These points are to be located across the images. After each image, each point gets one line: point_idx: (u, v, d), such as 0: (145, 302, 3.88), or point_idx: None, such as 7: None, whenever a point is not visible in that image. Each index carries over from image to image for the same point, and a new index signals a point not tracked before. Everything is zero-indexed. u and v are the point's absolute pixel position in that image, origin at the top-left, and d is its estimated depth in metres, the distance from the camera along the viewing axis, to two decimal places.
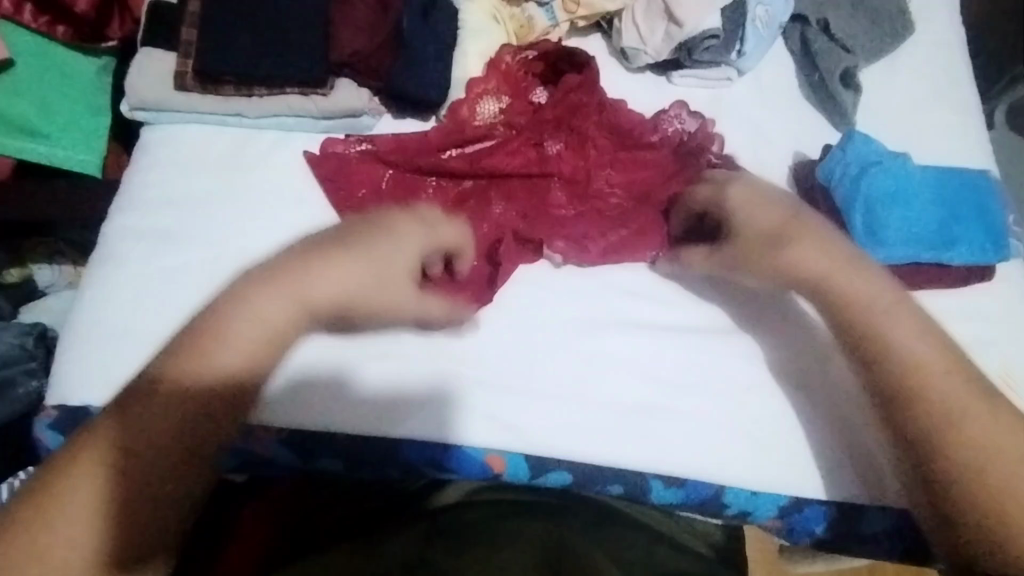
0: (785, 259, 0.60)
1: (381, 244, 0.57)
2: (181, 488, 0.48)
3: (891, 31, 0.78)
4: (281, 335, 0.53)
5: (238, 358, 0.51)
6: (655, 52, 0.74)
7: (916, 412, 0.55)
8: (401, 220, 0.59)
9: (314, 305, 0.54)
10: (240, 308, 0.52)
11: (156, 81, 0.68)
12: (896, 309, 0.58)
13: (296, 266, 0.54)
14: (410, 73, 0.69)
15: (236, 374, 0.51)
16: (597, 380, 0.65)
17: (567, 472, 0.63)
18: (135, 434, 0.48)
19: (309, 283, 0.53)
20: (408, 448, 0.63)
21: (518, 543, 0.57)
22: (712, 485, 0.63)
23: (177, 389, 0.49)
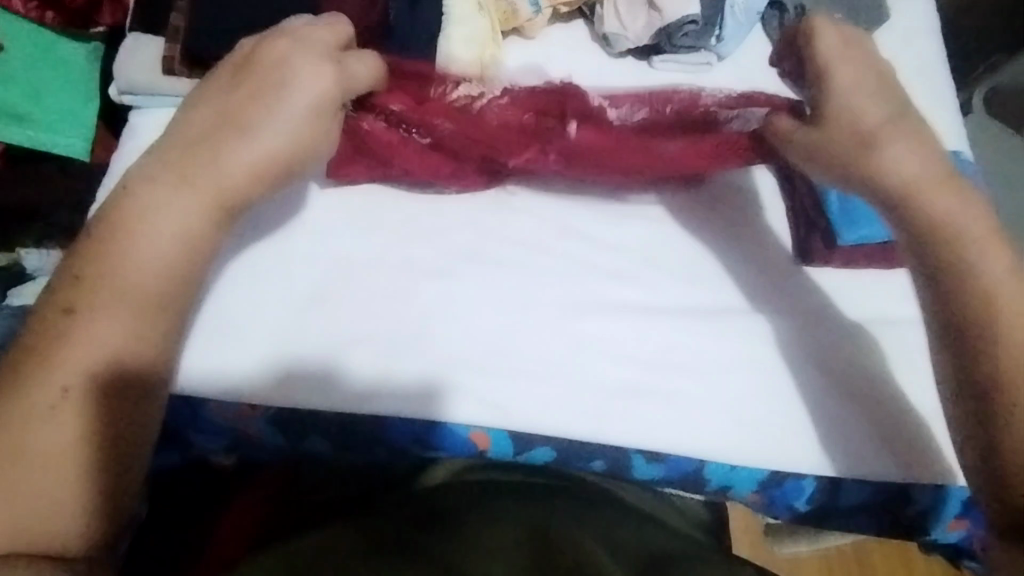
0: (874, 160, 0.59)
1: (269, 114, 0.58)
2: (127, 432, 0.53)
3: (867, 17, 0.80)
4: (195, 235, 0.56)
5: (162, 272, 0.54)
6: (636, 38, 0.76)
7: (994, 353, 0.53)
8: (304, 70, 0.59)
9: (222, 202, 0.56)
10: (155, 210, 0.55)
11: (144, 66, 0.69)
12: (946, 194, 0.59)
13: (196, 160, 0.57)
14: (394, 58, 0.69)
15: (154, 282, 0.54)
16: (579, 358, 0.67)
17: (551, 449, 0.65)
18: (73, 364, 0.52)
19: (210, 177, 0.56)
20: (394, 425, 0.64)
21: (506, 524, 0.55)
22: (693, 461, 0.64)
23: (107, 308, 0.53)
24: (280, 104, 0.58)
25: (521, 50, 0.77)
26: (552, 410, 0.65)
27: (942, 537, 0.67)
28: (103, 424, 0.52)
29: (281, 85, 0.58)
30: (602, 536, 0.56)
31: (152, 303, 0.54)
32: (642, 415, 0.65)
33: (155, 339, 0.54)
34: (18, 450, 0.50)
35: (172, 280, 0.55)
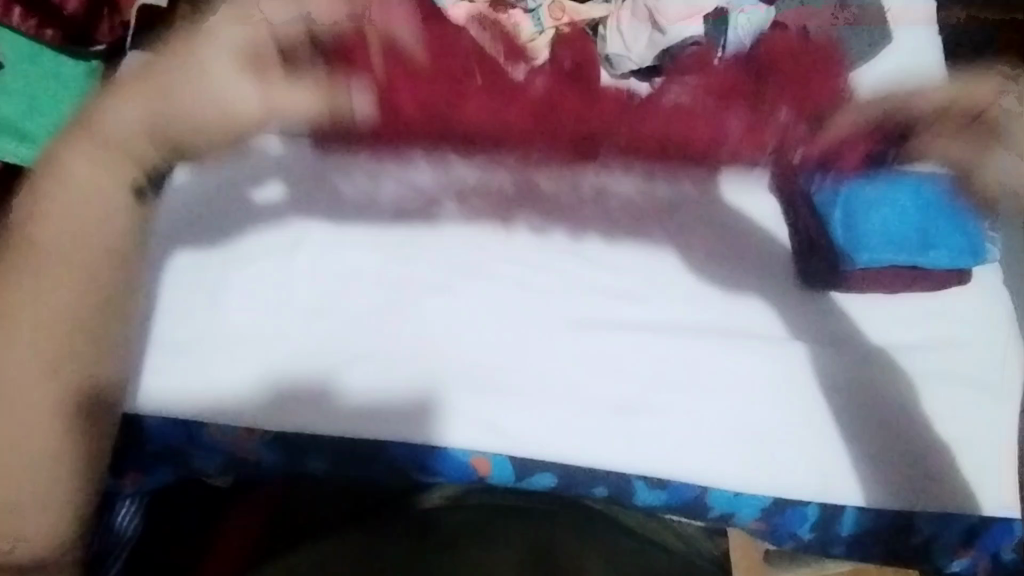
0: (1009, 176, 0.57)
1: (217, 35, 0.46)
2: (75, 452, 0.52)
3: (870, 40, 0.80)
4: (96, 220, 0.48)
5: (59, 319, 0.49)
6: (639, 59, 0.76)
7: None
8: (227, 25, 0.47)
9: (136, 177, 0.46)
10: (66, 170, 0.46)
11: None
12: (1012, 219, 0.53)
13: (102, 104, 0.45)
14: None
15: (73, 305, 0.49)
16: (581, 381, 0.66)
17: (552, 475, 0.63)
18: (19, 404, 0.49)
19: (106, 118, 0.44)
20: (393, 451, 0.63)
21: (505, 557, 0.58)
22: (695, 486, 0.64)
23: (36, 303, 0.49)
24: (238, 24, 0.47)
25: None
26: (553, 432, 0.64)
27: (949, 566, 0.66)
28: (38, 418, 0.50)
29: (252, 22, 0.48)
30: (601, 555, 0.61)
31: (66, 287, 0.49)
32: (641, 440, 0.64)
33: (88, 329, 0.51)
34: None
35: (87, 255, 0.49)
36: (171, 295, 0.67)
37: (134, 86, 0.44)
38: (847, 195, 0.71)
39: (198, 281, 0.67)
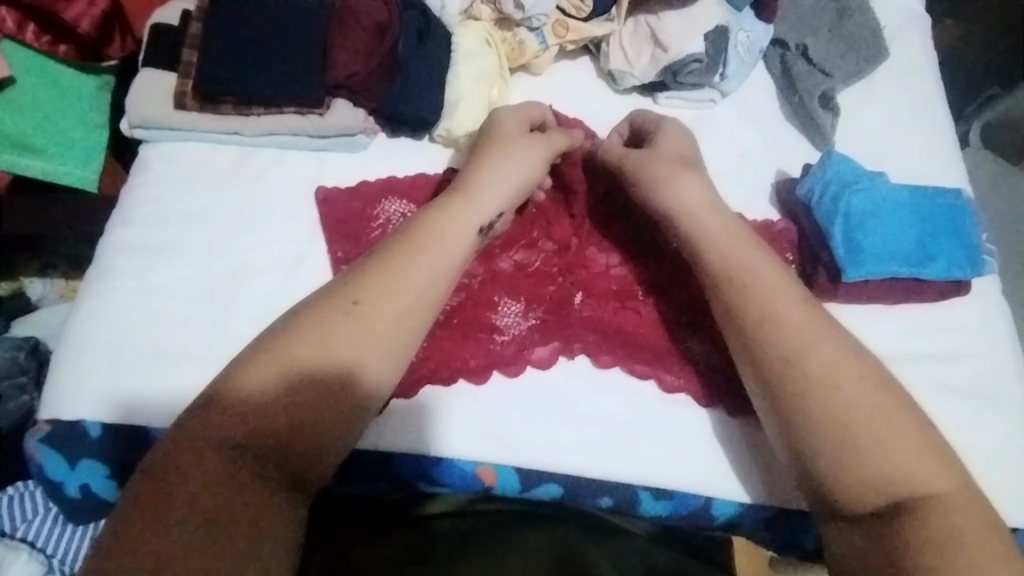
0: (801, 383, 0.56)
1: (482, 201, 0.64)
2: (266, 472, 0.49)
3: (867, 56, 0.81)
4: (422, 303, 0.58)
5: (398, 306, 0.57)
6: (642, 74, 0.77)
7: (807, 403, 0.55)
8: (513, 166, 0.66)
9: (449, 269, 0.60)
10: (382, 276, 0.58)
11: (156, 99, 0.68)
12: (860, 389, 0.55)
13: (431, 225, 0.61)
14: (403, 95, 0.70)
15: (360, 351, 0.54)
16: (585, 396, 0.66)
17: (558, 485, 0.64)
18: (282, 367, 0.52)
19: (444, 240, 0.61)
20: (401, 463, 0.64)
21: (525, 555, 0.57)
22: (699, 497, 0.64)
23: (327, 336, 0.54)
24: (509, 171, 0.66)
25: (528, 86, 0.78)
26: (563, 446, 0.65)
27: None
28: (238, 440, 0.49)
29: (512, 166, 0.66)
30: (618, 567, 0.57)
31: (378, 319, 0.56)
32: (646, 451, 0.65)
33: (380, 337, 0.55)
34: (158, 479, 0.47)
35: (404, 314, 0.57)
36: (121, 297, 0.64)
37: (407, 252, 0.59)
38: (845, 211, 0.71)
39: (146, 290, 0.65)
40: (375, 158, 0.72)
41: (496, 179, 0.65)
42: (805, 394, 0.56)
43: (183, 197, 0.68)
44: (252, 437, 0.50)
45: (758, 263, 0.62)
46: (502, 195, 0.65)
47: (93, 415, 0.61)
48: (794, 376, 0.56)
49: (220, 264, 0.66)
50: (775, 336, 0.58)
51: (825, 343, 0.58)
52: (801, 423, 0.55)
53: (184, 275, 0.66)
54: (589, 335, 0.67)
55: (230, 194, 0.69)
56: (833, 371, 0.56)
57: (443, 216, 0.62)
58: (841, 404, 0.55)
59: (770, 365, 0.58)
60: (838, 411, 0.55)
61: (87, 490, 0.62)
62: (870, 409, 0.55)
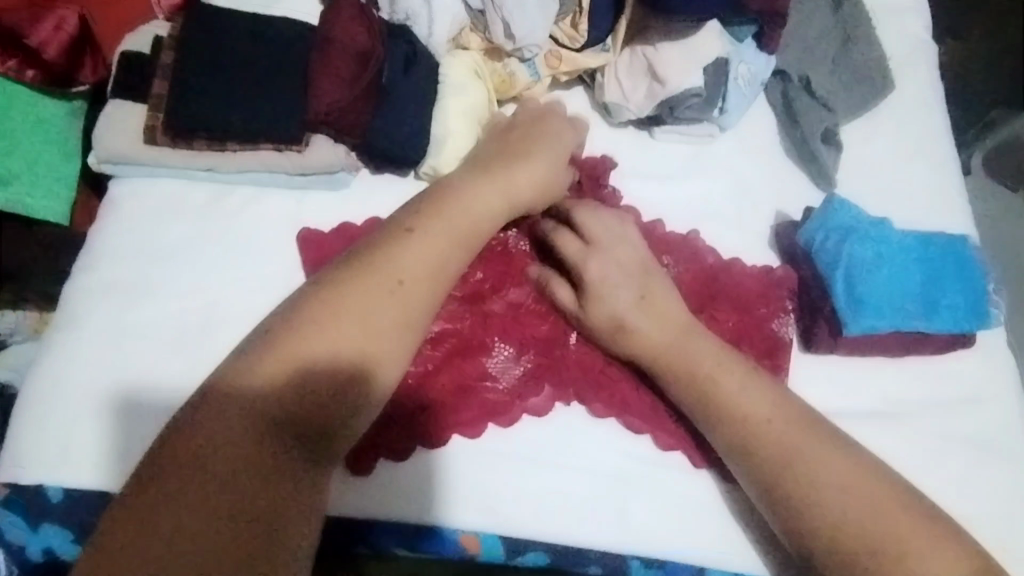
0: (805, 489, 0.57)
1: (515, 177, 0.64)
2: (275, 485, 0.47)
3: (872, 89, 0.78)
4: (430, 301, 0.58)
5: (411, 301, 0.57)
6: (638, 108, 0.73)
7: (810, 512, 0.57)
8: (525, 172, 0.64)
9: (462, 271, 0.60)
10: (394, 267, 0.57)
11: (125, 134, 0.65)
12: (858, 485, 0.57)
13: (442, 219, 0.60)
14: (387, 130, 0.66)
15: (373, 342, 0.54)
16: (573, 459, 0.63)
17: (544, 553, 0.62)
18: (290, 358, 0.51)
19: (460, 234, 0.60)
20: (381, 527, 0.61)
21: None
22: (690, 566, 0.61)
23: (336, 328, 0.53)
24: (549, 163, 0.66)
25: None
26: (553, 508, 0.62)
27: None
28: (273, 410, 0.49)
29: (522, 165, 0.65)
30: None
31: (422, 285, 0.58)
32: (636, 513, 0.62)
33: (423, 305, 0.57)
34: (182, 462, 0.46)
35: (418, 308, 0.57)
36: (85, 346, 0.61)
37: (421, 246, 0.58)
38: (847, 262, 0.68)
39: (111, 341, 0.62)
40: (358, 197, 0.69)
41: (537, 164, 0.66)
42: (800, 501, 0.57)
43: (153, 242, 0.65)
44: (263, 439, 0.48)
45: (743, 373, 0.62)
46: (535, 183, 0.65)
47: (56, 478, 0.58)
48: (785, 481, 0.58)
49: (191, 311, 0.63)
50: (771, 447, 0.59)
51: (819, 440, 0.59)
52: (813, 539, 0.56)
53: (154, 324, 0.62)
54: (585, 381, 0.64)
55: (201, 238, 0.65)
56: (827, 470, 0.57)
57: (484, 194, 0.62)
58: (848, 511, 0.56)
59: (762, 473, 0.59)
60: (835, 516, 0.56)
61: (50, 552, 0.60)
62: (869, 508, 0.55)
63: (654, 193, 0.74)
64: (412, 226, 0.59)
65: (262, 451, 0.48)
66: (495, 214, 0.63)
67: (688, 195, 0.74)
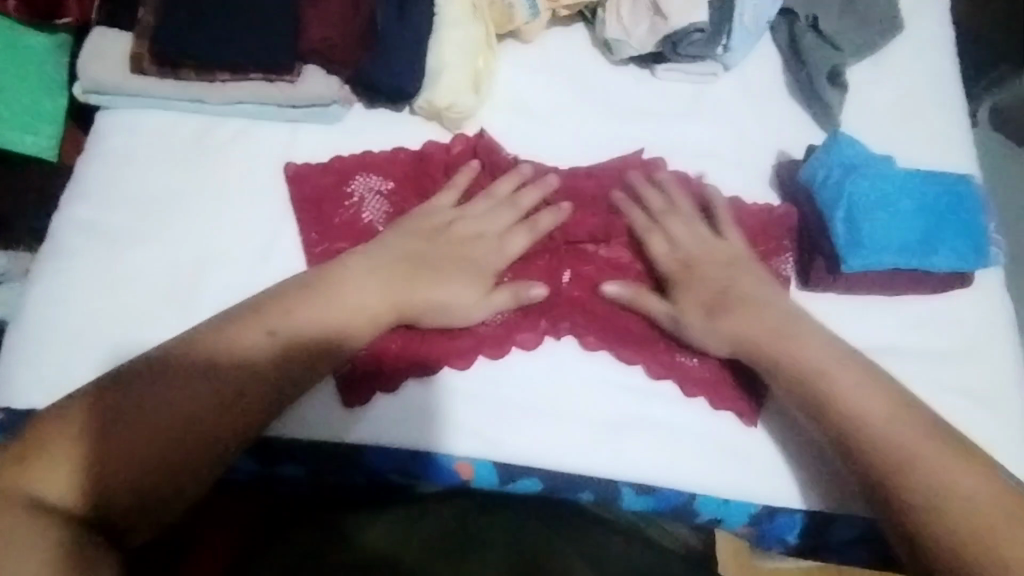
0: (876, 437, 0.56)
1: (479, 214, 0.64)
2: (181, 466, 0.52)
3: (880, 28, 0.76)
4: (361, 331, 0.59)
5: (335, 327, 0.58)
6: (638, 44, 0.72)
7: (879, 460, 0.55)
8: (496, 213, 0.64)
9: (407, 302, 0.61)
10: (332, 289, 0.59)
11: (111, 62, 0.64)
12: (923, 434, 0.56)
13: (399, 250, 0.62)
14: (380, 63, 0.64)
15: (281, 363, 0.56)
16: (567, 389, 0.63)
17: (537, 479, 0.61)
18: (208, 363, 0.55)
19: (414, 272, 0.61)
20: (375, 454, 0.61)
21: (503, 542, 0.57)
22: (683, 493, 0.61)
23: (251, 346, 0.56)
24: (460, 271, 0.62)
25: (516, 54, 0.74)
26: (545, 438, 0.62)
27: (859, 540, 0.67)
28: (129, 463, 0.51)
29: (498, 203, 0.65)
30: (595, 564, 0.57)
31: (329, 343, 0.58)
32: (630, 447, 0.62)
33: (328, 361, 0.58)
34: (111, 415, 0.52)
35: (337, 336, 0.58)
36: (76, 277, 0.61)
37: (366, 276, 0.60)
38: (849, 199, 0.68)
39: (102, 272, 0.61)
40: (351, 131, 0.67)
41: (438, 262, 0.62)
42: (845, 410, 0.57)
43: (142, 175, 0.64)
44: (185, 424, 0.53)
45: (811, 333, 0.61)
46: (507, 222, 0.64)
47: (47, 405, 0.58)
48: (856, 425, 0.57)
49: (183, 242, 0.63)
50: (838, 397, 0.58)
51: (890, 393, 0.58)
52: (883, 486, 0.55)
53: (144, 257, 0.62)
54: (580, 315, 0.64)
55: (192, 168, 0.65)
56: (898, 419, 0.56)
57: (354, 292, 0.59)
58: (919, 458, 0.55)
59: (831, 420, 0.57)
60: (917, 463, 0.54)
61: None
62: (947, 460, 0.55)
63: (654, 132, 0.73)
64: (286, 305, 0.58)
65: (48, 478, 0.50)
66: (372, 310, 0.60)
67: (687, 136, 0.73)
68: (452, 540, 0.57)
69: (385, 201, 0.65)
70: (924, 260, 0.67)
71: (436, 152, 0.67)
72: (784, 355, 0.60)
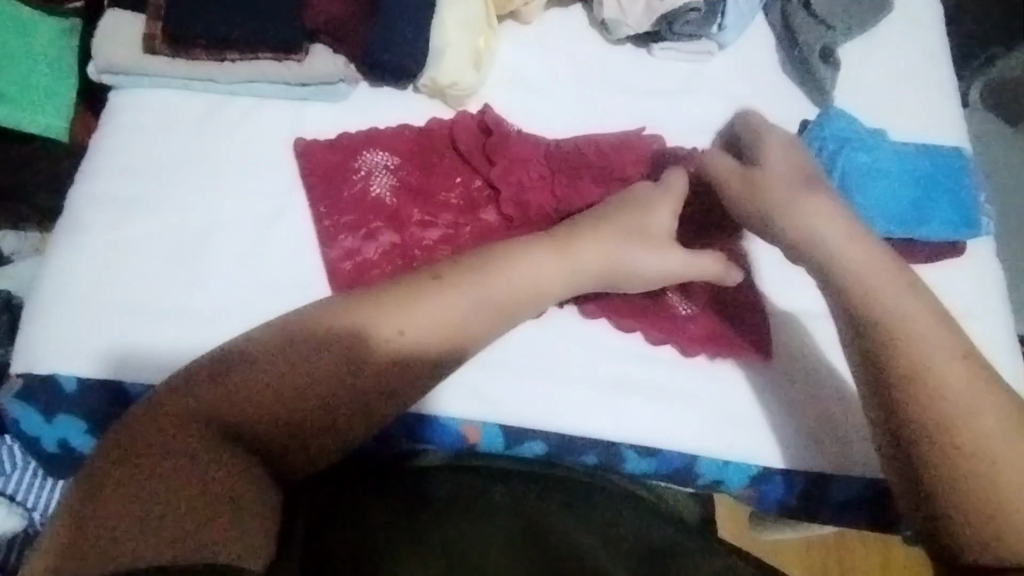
0: (941, 396, 0.54)
1: (648, 193, 0.64)
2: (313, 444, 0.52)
3: (870, 6, 0.78)
4: (512, 307, 0.59)
5: (499, 300, 0.58)
6: (636, 24, 0.74)
7: (931, 418, 0.53)
8: (662, 195, 0.64)
9: (569, 276, 0.61)
10: (512, 259, 0.60)
11: (124, 44, 0.66)
12: (987, 403, 0.54)
13: (569, 228, 0.62)
14: (385, 41, 0.66)
15: (460, 339, 0.56)
16: (571, 355, 0.65)
17: (542, 443, 0.63)
18: (390, 327, 0.55)
19: (574, 249, 0.61)
20: (385, 419, 0.63)
21: (507, 514, 0.48)
22: (684, 455, 0.63)
23: (415, 307, 0.56)
24: (622, 240, 0.62)
25: (517, 34, 0.75)
26: (550, 401, 0.64)
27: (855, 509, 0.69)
28: (253, 437, 0.50)
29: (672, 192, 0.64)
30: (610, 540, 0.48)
31: (485, 317, 0.58)
32: (634, 410, 0.64)
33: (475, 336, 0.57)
34: (228, 393, 0.51)
35: (488, 310, 0.58)
36: (93, 247, 0.63)
37: (519, 253, 0.60)
38: (842, 171, 0.70)
39: (117, 242, 0.63)
40: (357, 108, 0.69)
41: (586, 250, 0.62)
42: (904, 366, 0.55)
43: (156, 150, 0.66)
44: (325, 403, 0.52)
45: (896, 292, 0.58)
46: (673, 211, 0.64)
47: (66, 372, 0.60)
48: (926, 379, 0.54)
49: (196, 215, 0.64)
50: (924, 356, 0.55)
51: (972, 357, 0.56)
52: (915, 447, 0.53)
53: (158, 229, 0.64)
54: None
55: (203, 143, 0.66)
56: (974, 386, 0.54)
57: (478, 294, 0.57)
58: (973, 424, 0.53)
59: (890, 372, 0.55)
60: (965, 427, 0.53)
61: (65, 445, 0.61)
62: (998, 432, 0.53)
63: (652, 108, 0.75)
64: (430, 278, 0.57)
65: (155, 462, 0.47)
66: (543, 285, 0.60)
67: (685, 112, 0.75)
68: (448, 498, 0.49)
69: (391, 175, 0.66)
70: (916, 229, 0.69)
71: (440, 128, 0.68)
72: (854, 303, 0.58)
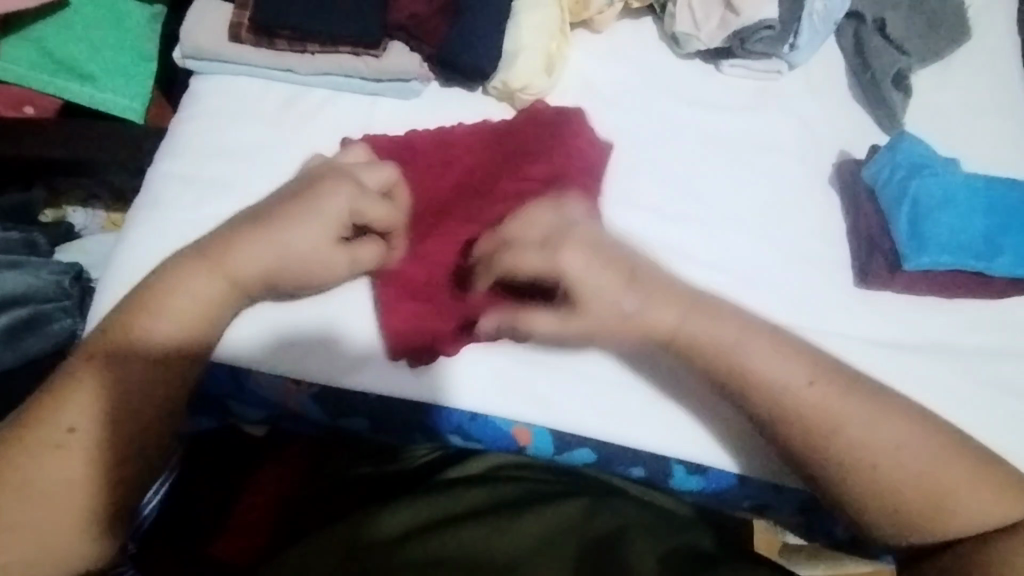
0: (812, 418, 0.55)
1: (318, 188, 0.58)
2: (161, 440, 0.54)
3: (948, 35, 0.77)
4: (211, 313, 0.56)
5: (180, 323, 0.55)
6: (708, 39, 0.74)
7: (840, 458, 0.55)
8: (325, 186, 0.58)
9: (243, 279, 0.57)
10: (227, 255, 0.56)
11: (211, 30, 0.68)
12: (884, 416, 0.56)
13: (238, 233, 0.57)
14: (461, 40, 0.67)
15: (184, 336, 0.55)
16: (619, 361, 0.64)
17: (591, 451, 0.63)
18: (129, 339, 0.54)
19: (233, 255, 0.56)
20: (439, 416, 0.63)
21: (530, 522, 0.55)
22: (733, 474, 0.62)
23: (150, 316, 0.55)
24: (268, 244, 0.57)
25: (586, 43, 0.76)
26: (598, 410, 0.63)
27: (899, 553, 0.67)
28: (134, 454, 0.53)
29: (329, 184, 0.58)
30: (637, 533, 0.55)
31: (194, 312, 0.56)
32: (685, 422, 0.63)
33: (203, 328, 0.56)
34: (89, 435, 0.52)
35: (205, 306, 0.56)
36: (165, 222, 0.64)
37: (201, 263, 0.56)
38: (912, 200, 0.68)
39: (190, 219, 0.65)
40: (427, 105, 0.70)
41: (253, 250, 0.56)
42: (808, 419, 0.55)
43: (232, 134, 0.67)
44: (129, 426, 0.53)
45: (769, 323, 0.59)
46: (329, 215, 0.57)
47: None
48: (813, 409, 0.55)
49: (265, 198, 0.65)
50: (805, 407, 0.55)
51: (829, 368, 0.57)
52: (843, 485, 0.55)
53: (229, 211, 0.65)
54: None
55: (281, 128, 0.68)
56: (853, 399, 0.56)
57: (209, 285, 0.56)
58: (889, 450, 0.55)
59: (789, 426, 0.56)
60: (883, 461, 0.54)
61: None
62: (905, 437, 0.55)
63: (716, 123, 0.74)
64: (176, 267, 0.57)
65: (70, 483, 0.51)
66: (209, 299, 0.56)
67: (746, 128, 0.75)
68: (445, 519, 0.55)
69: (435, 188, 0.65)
70: (986, 263, 0.68)
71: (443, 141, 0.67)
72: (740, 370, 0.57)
